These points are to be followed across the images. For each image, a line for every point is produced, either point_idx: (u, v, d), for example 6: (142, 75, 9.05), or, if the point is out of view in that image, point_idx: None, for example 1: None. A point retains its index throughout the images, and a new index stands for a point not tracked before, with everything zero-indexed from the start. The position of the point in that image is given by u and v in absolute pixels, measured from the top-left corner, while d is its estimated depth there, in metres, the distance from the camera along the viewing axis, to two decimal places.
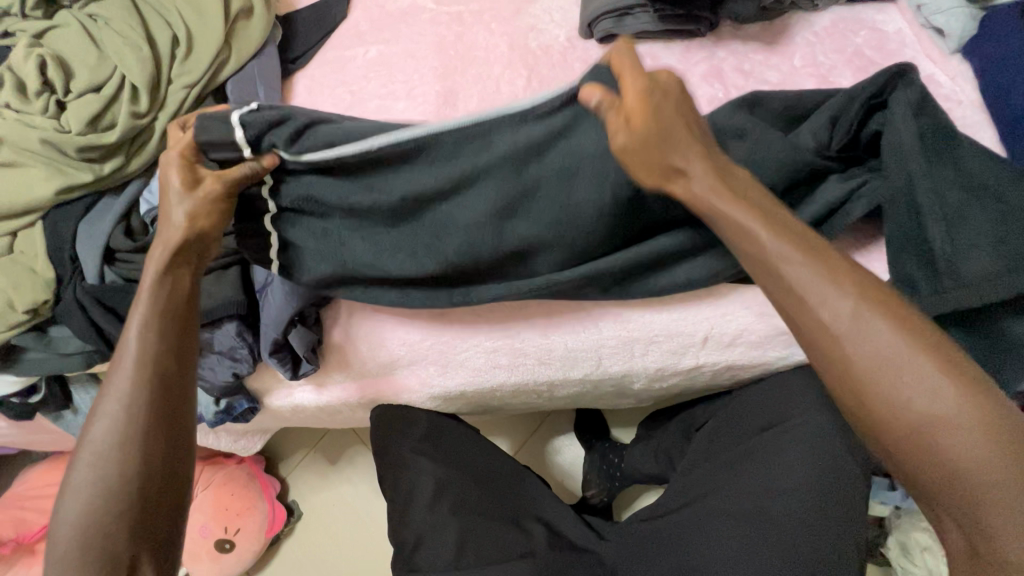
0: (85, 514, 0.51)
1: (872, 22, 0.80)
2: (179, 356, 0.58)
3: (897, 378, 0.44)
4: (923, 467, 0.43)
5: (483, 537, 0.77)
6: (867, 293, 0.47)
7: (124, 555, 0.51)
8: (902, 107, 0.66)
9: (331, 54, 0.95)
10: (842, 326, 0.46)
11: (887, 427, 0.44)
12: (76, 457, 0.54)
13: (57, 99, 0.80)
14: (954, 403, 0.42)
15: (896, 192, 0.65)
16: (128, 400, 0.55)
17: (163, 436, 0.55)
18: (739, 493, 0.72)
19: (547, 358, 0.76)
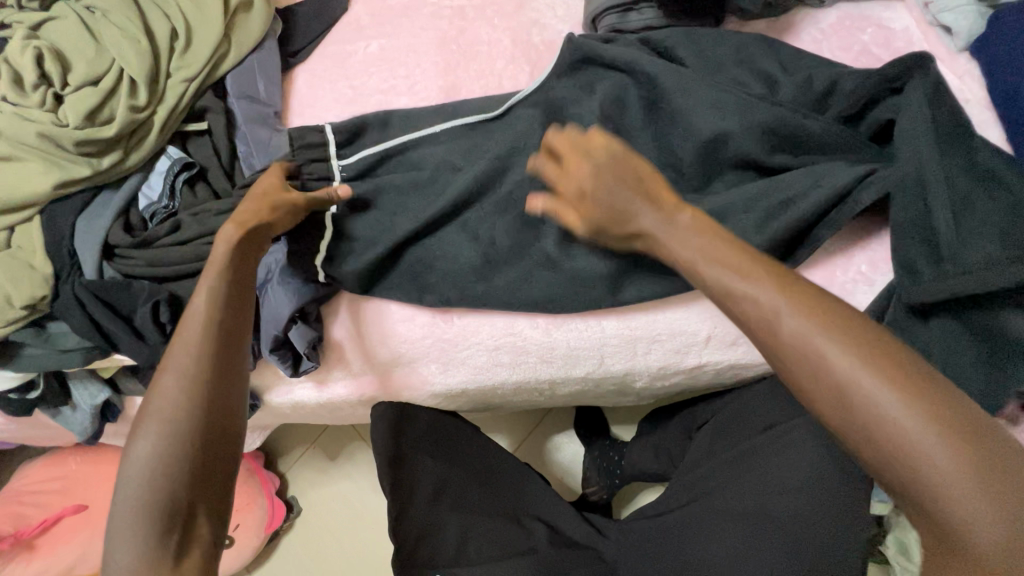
0: (152, 464, 0.50)
1: (879, 19, 0.79)
2: (237, 318, 0.59)
3: (828, 367, 0.44)
4: (874, 458, 0.42)
5: (483, 536, 0.77)
6: (804, 298, 0.47)
7: (184, 506, 0.50)
8: (917, 93, 0.66)
9: (331, 48, 0.94)
10: (783, 330, 0.47)
11: (839, 423, 0.44)
12: (144, 410, 0.53)
13: (54, 92, 0.79)
14: (898, 394, 0.42)
15: (906, 178, 0.65)
16: (199, 352, 0.55)
17: (229, 393, 0.55)
18: (742, 493, 0.72)
19: (549, 356, 0.76)
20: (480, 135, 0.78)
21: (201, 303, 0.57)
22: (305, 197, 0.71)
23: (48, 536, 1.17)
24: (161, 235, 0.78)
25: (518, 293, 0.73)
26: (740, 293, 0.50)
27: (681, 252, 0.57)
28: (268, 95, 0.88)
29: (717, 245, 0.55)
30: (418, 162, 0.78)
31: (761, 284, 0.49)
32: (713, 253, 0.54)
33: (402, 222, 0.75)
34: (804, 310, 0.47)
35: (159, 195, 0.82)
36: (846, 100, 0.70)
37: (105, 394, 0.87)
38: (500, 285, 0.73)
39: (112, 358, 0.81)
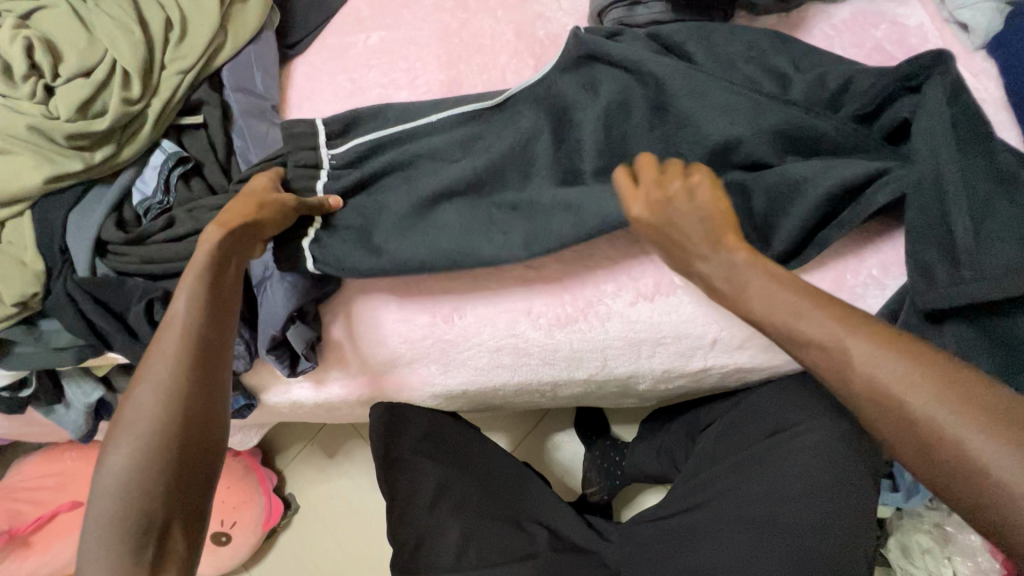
0: (122, 479, 0.48)
1: (893, 15, 0.77)
2: (218, 325, 0.56)
3: (897, 394, 0.44)
4: (948, 478, 0.42)
5: (484, 541, 0.76)
6: (867, 324, 0.47)
7: (157, 522, 0.48)
8: (936, 92, 0.64)
9: (330, 39, 0.92)
10: (847, 358, 0.46)
11: (911, 447, 0.43)
12: (116, 423, 0.51)
13: (45, 84, 0.77)
14: (966, 413, 0.41)
15: (922, 179, 0.64)
16: (173, 362, 0.52)
17: (208, 405, 0.53)
18: (746, 499, 0.71)
19: (551, 358, 0.74)
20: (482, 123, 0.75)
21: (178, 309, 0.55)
22: (293, 197, 0.69)
23: (43, 533, 1.16)
24: (154, 231, 0.77)
25: (518, 244, 0.69)
26: (807, 321, 0.49)
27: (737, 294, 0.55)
28: (265, 88, 0.86)
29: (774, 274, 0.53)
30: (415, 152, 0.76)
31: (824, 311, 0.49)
32: (769, 279, 0.53)
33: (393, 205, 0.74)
34: (876, 339, 0.46)
35: (152, 190, 0.80)
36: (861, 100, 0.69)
37: (99, 392, 0.86)
38: (507, 237, 0.70)
39: (105, 357, 0.80)
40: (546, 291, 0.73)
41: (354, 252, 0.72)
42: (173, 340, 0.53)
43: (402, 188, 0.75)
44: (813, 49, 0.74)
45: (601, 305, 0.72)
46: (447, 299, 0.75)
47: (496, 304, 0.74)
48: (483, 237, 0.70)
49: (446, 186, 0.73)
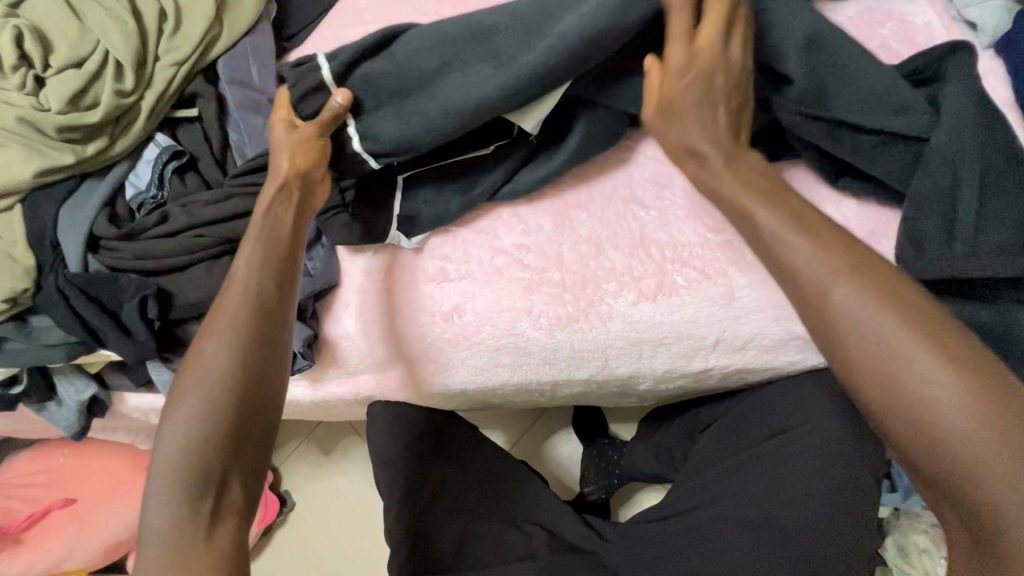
0: (187, 426, 0.48)
1: (900, 12, 0.76)
2: (280, 280, 0.56)
3: (880, 350, 0.41)
4: (894, 410, 0.40)
5: (481, 541, 0.76)
6: (863, 270, 0.44)
7: (217, 471, 0.48)
8: (957, 74, 0.66)
9: (328, 32, 0.90)
10: (818, 283, 0.45)
11: (863, 378, 0.42)
12: (183, 377, 0.51)
13: (36, 74, 0.76)
14: (916, 351, 0.40)
15: (939, 151, 0.63)
16: (237, 317, 0.52)
17: (269, 355, 0.52)
18: (747, 501, 0.71)
19: (551, 358, 0.73)
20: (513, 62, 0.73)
21: (243, 269, 0.55)
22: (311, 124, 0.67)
23: (35, 530, 1.15)
24: (148, 226, 0.75)
25: (567, 40, 0.61)
26: (790, 244, 0.47)
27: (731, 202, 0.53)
28: (260, 80, 0.83)
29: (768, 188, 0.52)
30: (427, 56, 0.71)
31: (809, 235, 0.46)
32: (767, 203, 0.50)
33: (420, 79, 0.69)
34: (855, 277, 0.43)
35: (146, 184, 0.78)
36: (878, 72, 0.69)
37: (92, 389, 0.84)
38: (554, 38, 0.62)
39: (98, 354, 0.78)
40: (547, 290, 0.72)
41: (409, 135, 0.68)
42: (241, 296, 0.53)
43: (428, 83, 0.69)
44: None
45: (603, 305, 0.70)
46: (446, 297, 0.74)
47: (497, 303, 0.72)
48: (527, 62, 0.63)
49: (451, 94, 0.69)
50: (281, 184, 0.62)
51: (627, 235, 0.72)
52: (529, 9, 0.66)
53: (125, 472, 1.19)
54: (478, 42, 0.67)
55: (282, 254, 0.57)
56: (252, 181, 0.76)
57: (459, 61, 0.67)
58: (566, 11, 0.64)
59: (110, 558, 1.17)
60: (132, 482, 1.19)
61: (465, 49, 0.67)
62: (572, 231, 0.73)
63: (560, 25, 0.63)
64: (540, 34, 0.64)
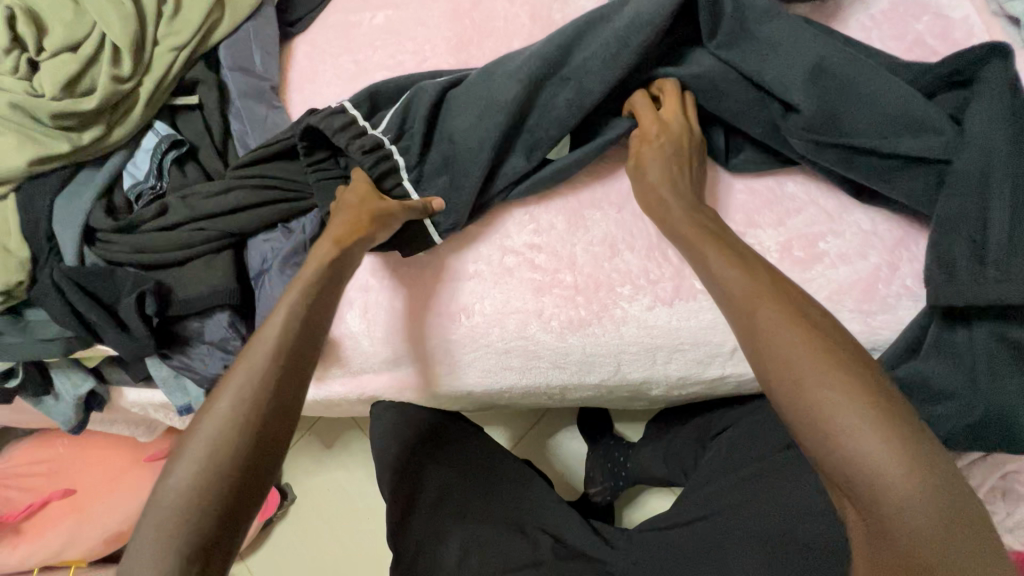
0: (189, 483, 0.43)
1: (936, 6, 0.73)
2: (316, 339, 0.53)
3: (800, 373, 0.42)
4: (832, 467, 0.40)
5: (486, 549, 0.74)
6: (793, 301, 0.47)
7: (209, 538, 0.42)
8: (988, 87, 0.61)
9: (334, 17, 0.87)
10: (770, 341, 0.45)
11: (801, 428, 0.41)
12: (192, 428, 0.46)
13: (29, 58, 0.73)
14: (837, 378, 0.41)
15: (964, 173, 0.61)
16: (265, 373, 0.48)
17: (289, 419, 0.48)
18: (762, 513, 0.69)
19: (562, 362, 0.70)
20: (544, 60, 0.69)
21: (283, 321, 0.52)
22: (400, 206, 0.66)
23: (34, 520, 1.14)
24: (147, 218, 0.73)
25: (597, 73, 0.67)
26: (753, 311, 0.47)
27: (684, 231, 0.58)
28: (264, 68, 0.81)
29: (720, 236, 0.56)
30: (458, 99, 0.71)
31: (773, 299, 0.47)
32: (716, 248, 0.54)
33: (462, 129, 0.70)
34: (778, 304, 0.47)
35: (145, 174, 0.75)
36: None
37: (89, 383, 0.82)
38: (582, 75, 0.68)
39: (95, 348, 0.76)
40: (559, 292, 0.69)
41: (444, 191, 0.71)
42: (275, 349, 0.50)
43: (465, 133, 0.70)
44: (854, 44, 0.69)
45: (617, 307, 0.68)
46: (454, 297, 0.71)
47: (506, 304, 0.70)
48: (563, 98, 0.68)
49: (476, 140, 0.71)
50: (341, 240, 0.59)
51: (643, 237, 0.69)
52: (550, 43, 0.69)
53: (125, 463, 1.18)
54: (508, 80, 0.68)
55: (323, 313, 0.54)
56: (256, 171, 0.73)
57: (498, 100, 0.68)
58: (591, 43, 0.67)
59: (110, 549, 1.15)
60: (132, 473, 1.18)
61: (503, 83, 0.68)
62: (586, 231, 0.71)
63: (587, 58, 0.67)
64: (567, 67, 0.68)
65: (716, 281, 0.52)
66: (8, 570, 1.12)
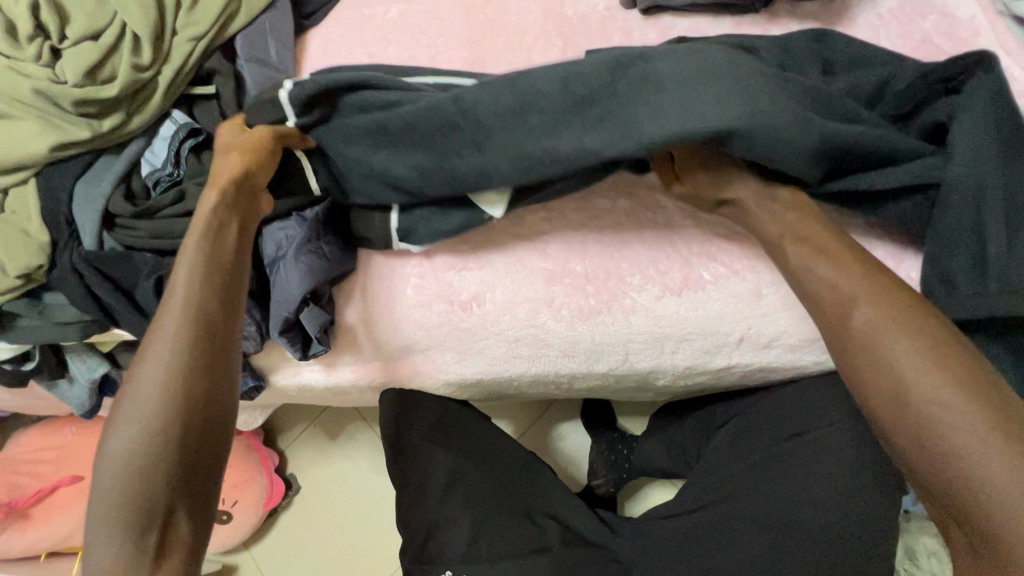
0: (127, 460, 0.50)
1: (942, 5, 0.74)
2: (224, 303, 0.57)
3: (898, 377, 0.48)
4: (926, 464, 0.46)
5: (496, 533, 0.76)
6: (895, 301, 0.51)
7: (160, 506, 0.49)
8: (978, 96, 0.62)
9: (348, 11, 0.88)
10: (878, 359, 0.49)
11: (901, 427, 0.47)
12: (118, 405, 0.52)
13: (52, 46, 0.74)
14: (935, 381, 0.46)
15: (962, 189, 0.61)
16: (176, 346, 0.53)
17: (211, 384, 0.53)
18: (767, 501, 0.71)
19: (571, 350, 0.72)
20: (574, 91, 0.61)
21: (181, 289, 0.56)
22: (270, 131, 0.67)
23: (43, 506, 1.15)
24: (164, 204, 0.74)
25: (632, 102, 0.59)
26: (852, 315, 0.51)
27: (765, 225, 0.60)
28: (279, 60, 0.82)
29: (805, 230, 0.58)
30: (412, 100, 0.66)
31: (874, 300, 0.51)
32: (800, 244, 0.57)
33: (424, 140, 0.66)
34: (876, 305, 0.51)
35: (163, 161, 0.76)
36: (886, 93, 0.67)
37: (104, 367, 0.83)
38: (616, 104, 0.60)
39: (111, 332, 0.77)
40: (570, 282, 0.70)
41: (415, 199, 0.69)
42: (179, 328, 0.54)
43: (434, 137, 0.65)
44: (858, 45, 0.70)
45: (627, 297, 0.69)
46: (466, 285, 0.73)
47: (518, 294, 0.71)
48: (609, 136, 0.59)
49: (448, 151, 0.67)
50: (222, 191, 0.62)
51: (653, 228, 0.71)
52: (587, 74, 0.61)
53: None
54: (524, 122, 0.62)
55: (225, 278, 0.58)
56: None
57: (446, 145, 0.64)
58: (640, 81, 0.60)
59: None
60: None
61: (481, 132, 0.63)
62: (597, 222, 0.72)
63: (638, 99, 0.59)
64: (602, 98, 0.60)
65: (802, 277, 0.56)
66: (15, 556, 1.13)
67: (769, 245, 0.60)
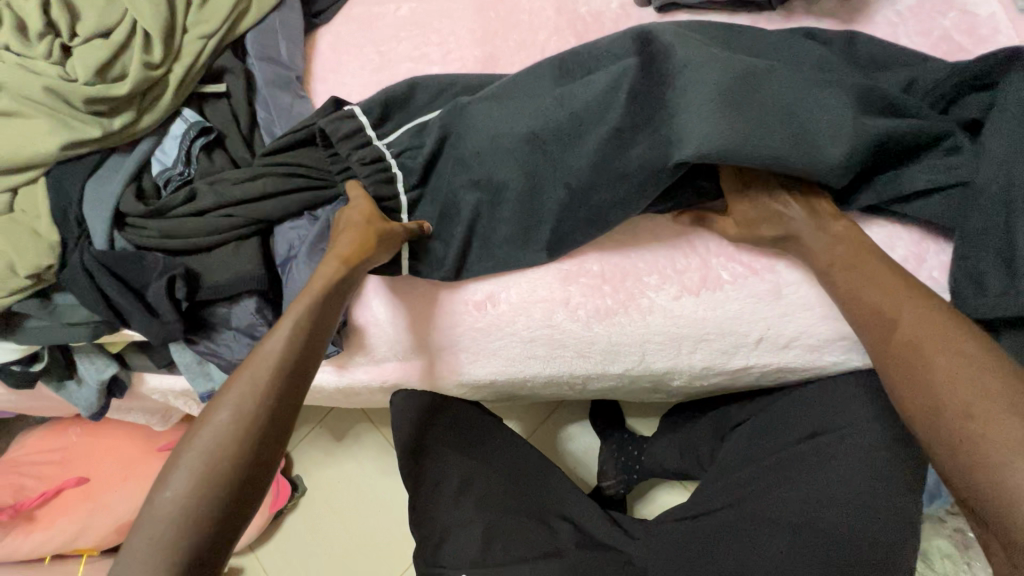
0: (181, 496, 0.47)
1: (962, 2, 0.73)
2: (305, 357, 0.56)
3: (959, 406, 0.46)
4: (981, 501, 0.44)
5: (508, 536, 0.74)
6: (962, 335, 0.50)
7: (202, 550, 0.46)
8: (1017, 91, 0.61)
9: (358, 9, 0.87)
10: (942, 384, 0.48)
11: (951, 455, 0.46)
12: (190, 435, 0.50)
13: (62, 43, 0.74)
14: (997, 417, 0.44)
15: (998, 186, 0.60)
16: (258, 390, 0.52)
17: (281, 433, 0.53)
18: (784, 503, 0.70)
19: (586, 351, 0.71)
20: (580, 125, 0.65)
21: (274, 335, 0.56)
22: (400, 226, 0.66)
23: (47, 508, 1.14)
24: (176, 204, 0.73)
25: (630, 144, 0.64)
26: (906, 332, 0.52)
27: (817, 256, 0.61)
28: (290, 59, 0.82)
29: (871, 262, 0.58)
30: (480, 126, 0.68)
31: (919, 322, 0.52)
32: (871, 271, 0.57)
33: (486, 160, 0.68)
34: (947, 338, 0.50)
35: (173, 160, 0.76)
36: (916, 87, 0.67)
37: (112, 369, 0.82)
38: (617, 135, 0.64)
39: (121, 333, 0.76)
40: (586, 281, 0.70)
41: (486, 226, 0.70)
42: (264, 372, 0.53)
43: (495, 160, 0.67)
44: (880, 45, 0.70)
45: (643, 296, 0.69)
46: (480, 285, 0.72)
47: (533, 294, 0.70)
48: (643, 144, 0.63)
49: (507, 175, 0.67)
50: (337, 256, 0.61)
51: (669, 228, 0.70)
52: (587, 107, 0.65)
53: (140, 452, 1.18)
54: (576, 173, 0.65)
55: (314, 333, 0.58)
56: (283, 160, 0.73)
57: (515, 185, 0.67)
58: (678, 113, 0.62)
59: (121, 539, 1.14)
60: (143, 463, 1.17)
61: (549, 186, 0.67)
62: None
63: (641, 130, 0.64)
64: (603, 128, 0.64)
65: (855, 302, 0.57)
66: (19, 559, 1.12)
67: (835, 278, 0.59)
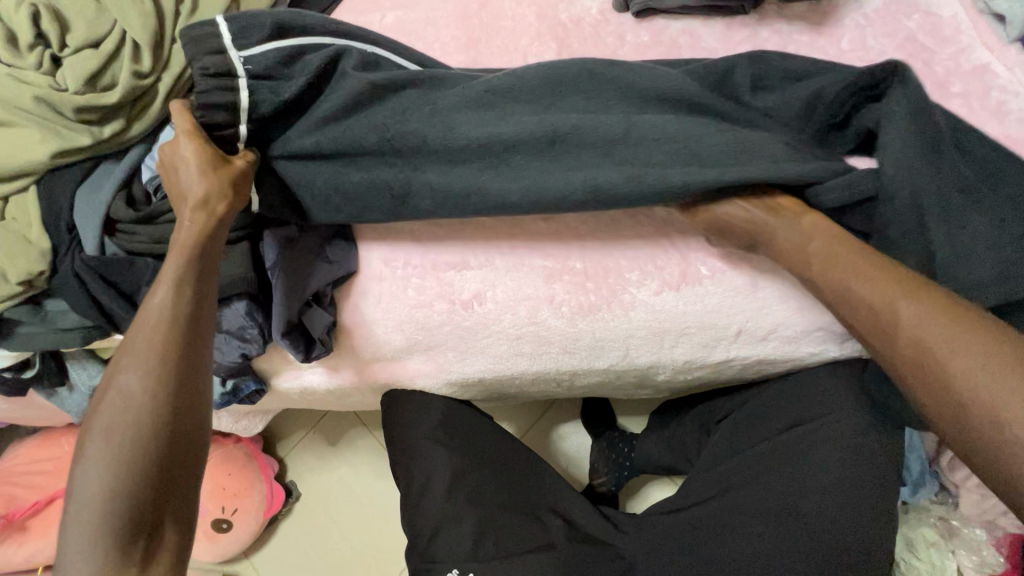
0: (106, 468, 0.49)
1: (926, 5, 0.77)
2: (193, 307, 0.56)
3: (985, 402, 0.46)
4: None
5: (502, 531, 0.76)
6: (968, 322, 0.50)
7: (147, 509, 0.49)
8: (900, 105, 0.64)
9: (345, 17, 0.89)
10: (961, 381, 0.48)
11: (988, 458, 0.46)
12: (98, 412, 0.51)
13: (52, 54, 0.75)
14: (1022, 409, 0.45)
15: (906, 199, 0.63)
16: (150, 352, 0.52)
17: (189, 384, 0.53)
18: (766, 493, 0.72)
19: (572, 347, 0.73)
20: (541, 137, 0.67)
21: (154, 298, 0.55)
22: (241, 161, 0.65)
23: (40, 518, 1.13)
24: (165, 209, 0.73)
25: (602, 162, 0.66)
26: (905, 328, 0.52)
27: (801, 261, 0.62)
28: None
29: (862, 253, 0.58)
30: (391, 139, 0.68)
31: (918, 312, 0.52)
32: (859, 262, 0.58)
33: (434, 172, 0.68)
34: (955, 329, 0.50)
35: None
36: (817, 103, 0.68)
37: (104, 374, 0.83)
38: (584, 152, 0.67)
39: (113, 338, 0.77)
40: (570, 279, 0.71)
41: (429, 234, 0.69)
42: (151, 333, 0.53)
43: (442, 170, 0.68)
44: None
45: (626, 293, 0.70)
46: (467, 285, 0.73)
47: (519, 292, 0.72)
48: (616, 161, 0.66)
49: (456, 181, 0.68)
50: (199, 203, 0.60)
51: (650, 225, 0.72)
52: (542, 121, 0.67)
53: None
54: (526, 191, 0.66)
55: (197, 282, 0.57)
56: None
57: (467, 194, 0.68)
58: (576, 147, 0.67)
59: None
60: None
61: (526, 187, 0.67)
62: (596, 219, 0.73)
63: (602, 150, 0.67)
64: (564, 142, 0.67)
65: (847, 299, 0.57)
66: (11, 569, 1.11)
67: (826, 281, 0.60)
